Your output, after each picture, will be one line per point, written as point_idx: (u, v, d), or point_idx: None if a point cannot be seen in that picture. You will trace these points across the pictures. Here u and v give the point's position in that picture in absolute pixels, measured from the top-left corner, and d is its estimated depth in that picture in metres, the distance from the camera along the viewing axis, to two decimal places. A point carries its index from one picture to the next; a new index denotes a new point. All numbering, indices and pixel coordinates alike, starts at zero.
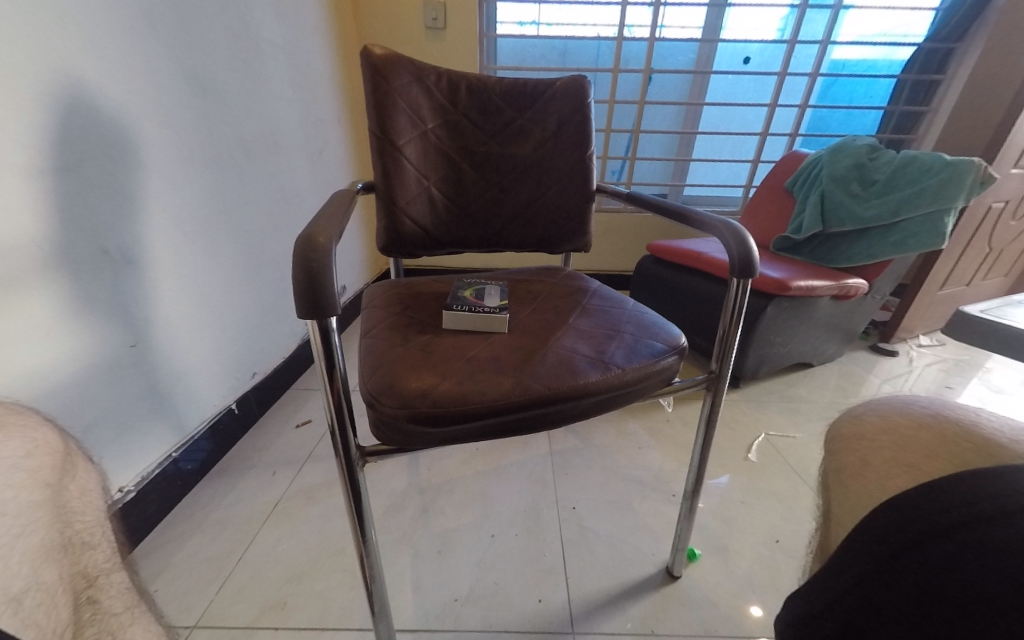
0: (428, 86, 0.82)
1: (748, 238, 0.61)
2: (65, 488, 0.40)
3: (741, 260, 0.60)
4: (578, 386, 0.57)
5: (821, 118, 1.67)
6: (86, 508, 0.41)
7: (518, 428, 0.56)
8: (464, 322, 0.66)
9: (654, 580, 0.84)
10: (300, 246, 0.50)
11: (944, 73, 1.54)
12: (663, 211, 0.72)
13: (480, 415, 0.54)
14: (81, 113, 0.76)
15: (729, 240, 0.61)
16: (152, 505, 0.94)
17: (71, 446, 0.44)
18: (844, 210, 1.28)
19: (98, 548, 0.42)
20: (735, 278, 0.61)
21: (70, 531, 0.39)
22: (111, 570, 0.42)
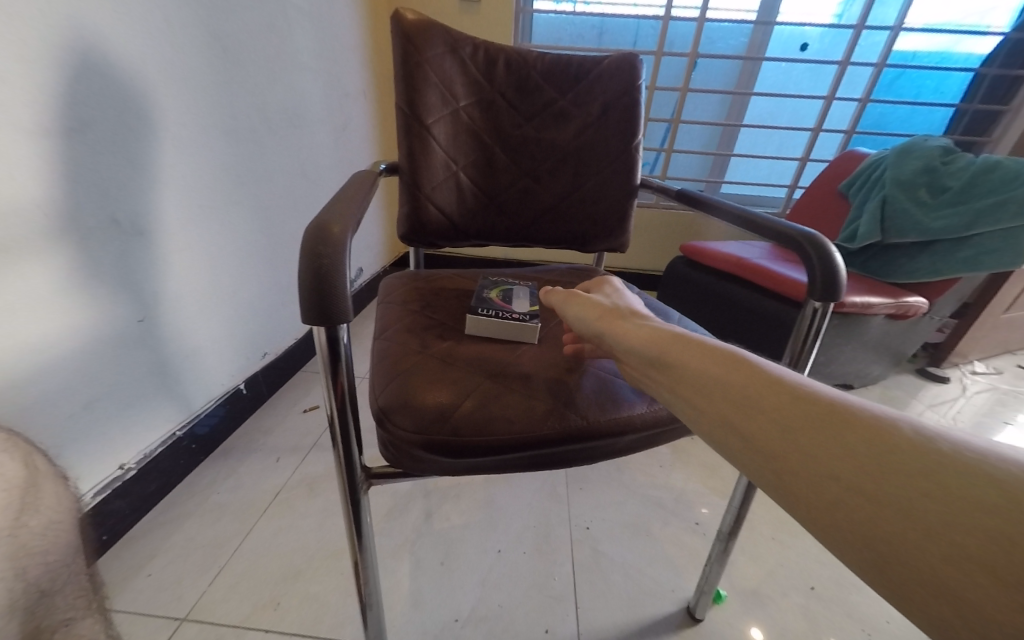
0: (463, 58, 0.74)
1: (834, 253, 0.54)
2: (24, 529, 0.38)
3: (824, 281, 0.54)
4: (619, 420, 0.50)
5: (882, 114, 1.54)
6: (54, 546, 0.40)
7: (551, 462, 0.50)
8: (489, 330, 0.59)
9: (673, 619, 0.78)
10: (311, 237, 0.44)
11: None
12: (722, 218, 0.66)
13: (510, 447, 0.48)
14: (95, 71, 0.71)
15: (812, 258, 0.54)
16: (153, 484, 0.90)
17: (38, 469, 0.41)
18: (906, 218, 1.18)
19: (63, 595, 0.41)
20: (816, 300, 0.55)
21: (23, 586, 0.37)
22: (74, 618, 0.42)
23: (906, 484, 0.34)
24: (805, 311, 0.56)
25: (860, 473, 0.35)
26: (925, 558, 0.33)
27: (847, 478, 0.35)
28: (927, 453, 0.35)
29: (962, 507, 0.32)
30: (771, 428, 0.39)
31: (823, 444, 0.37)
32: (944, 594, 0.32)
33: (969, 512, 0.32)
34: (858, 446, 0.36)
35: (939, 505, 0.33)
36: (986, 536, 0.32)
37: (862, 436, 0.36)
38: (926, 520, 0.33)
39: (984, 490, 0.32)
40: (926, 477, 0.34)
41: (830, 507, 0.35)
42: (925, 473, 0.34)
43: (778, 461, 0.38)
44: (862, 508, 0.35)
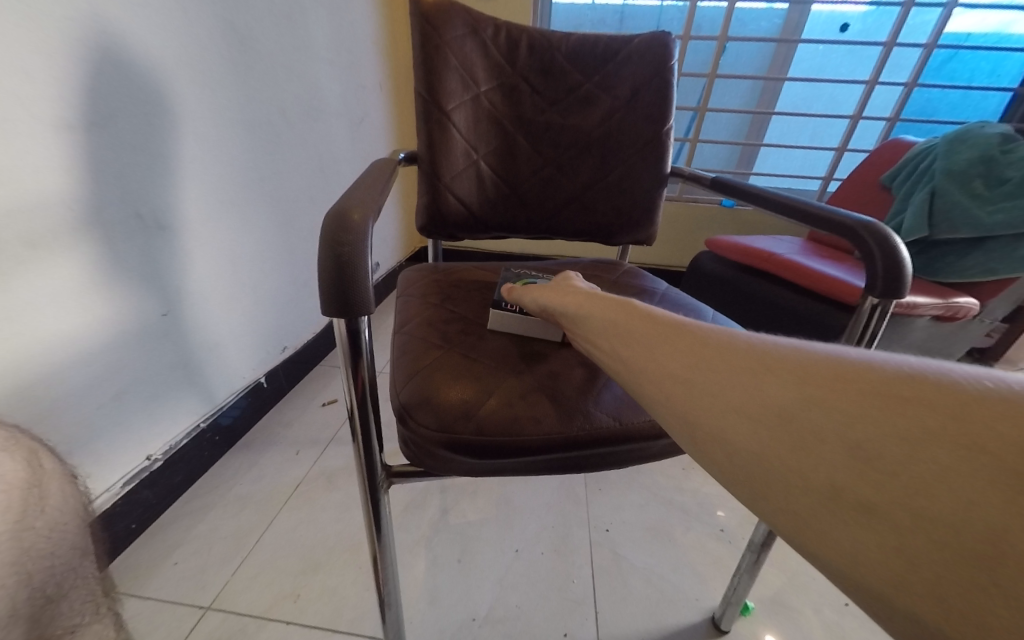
0: (483, 41, 0.72)
1: (900, 246, 0.50)
2: (35, 532, 0.36)
3: (886, 275, 0.50)
4: (655, 424, 0.48)
5: (930, 100, 1.45)
6: (61, 549, 0.38)
7: (578, 465, 0.48)
8: (512, 327, 0.57)
9: (698, 629, 0.75)
10: (331, 226, 0.41)
11: None
12: (767, 207, 0.62)
13: (536, 449, 0.46)
14: (116, 63, 0.71)
15: (874, 251, 0.51)
16: (179, 474, 0.91)
17: (44, 467, 0.39)
18: (959, 212, 1.11)
19: (69, 600, 0.39)
20: (876, 297, 0.52)
21: (32, 594, 0.36)
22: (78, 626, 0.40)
23: (799, 406, 0.34)
24: (863, 307, 0.53)
25: (757, 405, 0.35)
26: (829, 477, 0.31)
27: (748, 412, 0.35)
28: (815, 373, 0.34)
29: (850, 417, 0.32)
30: (674, 374, 0.39)
31: (722, 383, 0.37)
32: (855, 514, 0.30)
33: (859, 418, 0.32)
34: (752, 378, 0.36)
35: (831, 417, 0.32)
36: (882, 442, 0.31)
37: (752, 367, 0.36)
38: (825, 441, 0.32)
39: (869, 395, 0.32)
40: (815, 395, 0.33)
41: (734, 449, 0.35)
42: (815, 390, 0.34)
43: (684, 409, 0.37)
44: (765, 441, 0.34)
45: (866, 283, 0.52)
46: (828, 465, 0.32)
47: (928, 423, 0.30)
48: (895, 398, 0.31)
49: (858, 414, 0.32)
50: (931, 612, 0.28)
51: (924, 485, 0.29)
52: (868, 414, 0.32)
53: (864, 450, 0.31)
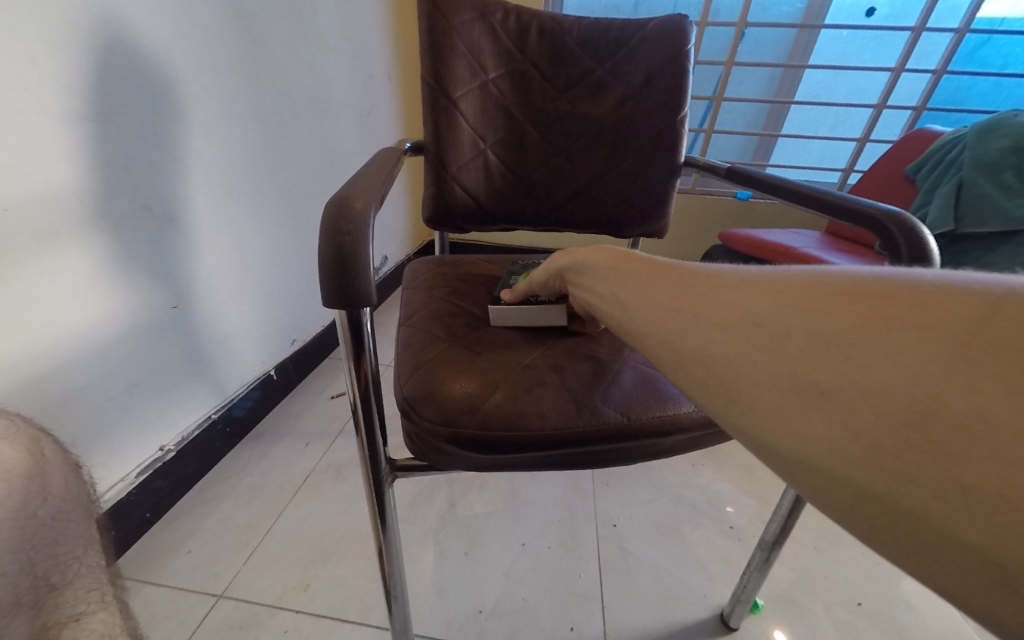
0: (492, 26, 0.71)
1: (926, 235, 0.49)
2: (32, 519, 0.36)
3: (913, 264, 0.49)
4: (665, 420, 0.47)
5: (958, 87, 1.40)
6: (62, 538, 0.38)
7: (585, 460, 0.47)
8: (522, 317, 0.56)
9: (706, 626, 0.74)
10: (331, 213, 0.41)
11: None
12: (782, 197, 0.60)
13: (540, 443, 0.45)
14: (124, 54, 0.71)
15: (897, 240, 0.49)
16: (191, 464, 0.92)
17: (44, 454, 0.39)
18: (987, 204, 1.06)
19: (72, 588, 0.39)
20: None
21: (30, 581, 0.36)
22: (83, 614, 0.40)
23: (766, 311, 0.32)
24: None
25: (726, 315, 0.34)
26: (787, 367, 0.30)
27: (716, 322, 0.34)
28: (786, 283, 0.33)
29: (813, 312, 0.30)
30: (654, 302, 0.38)
31: (695, 302, 0.36)
32: (810, 398, 0.28)
33: (822, 312, 0.30)
34: (724, 295, 0.35)
35: (796, 316, 0.31)
36: (841, 329, 0.29)
37: (727, 286, 0.35)
38: (787, 337, 0.30)
39: (836, 292, 0.30)
40: (783, 300, 0.32)
41: (699, 357, 0.33)
42: (784, 295, 0.32)
43: (659, 329, 0.37)
44: (729, 345, 0.32)
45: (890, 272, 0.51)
46: (787, 359, 0.30)
47: (892, 309, 0.28)
48: (861, 292, 0.29)
49: (823, 309, 0.30)
50: (883, 489, 0.25)
51: (879, 362, 0.27)
52: (829, 307, 0.30)
53: (824, 339, 0.29)
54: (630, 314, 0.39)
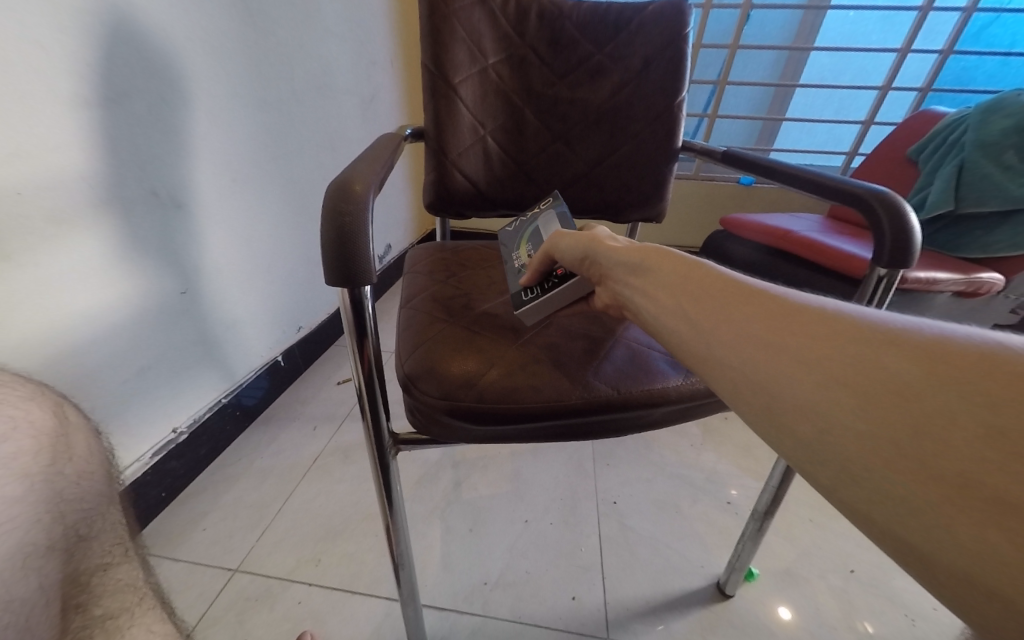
0: (492, 11, 0.71)
1: (908, 214, 0.50)
2: (59, 476, 0.38)
3: (894, 245, 0.50)
4: (653, 393, 0.49)
5: (964, 68, 1.38)
6: (87, 495, 0.39)
7: (577, 433, 0.49)
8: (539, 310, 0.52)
9: (703, 594, 0.77)
10: (332, 196, 0.43)
11: None
12: (776, 179, 0.61)
13: (534, 416, 0.47)
14: (129, 39, 0.72)
15: (879, 217, 0.50)
16: (204, 446, 0.95)
17: (69, 417, 0.42)
18: (988, 185, 1.07)
19: (98, 541, 0.40)
20: (882, 267, 0.51)
21: (62, 528, 0.37)
22: (111, 565, 0.40)
23: (884, 368, 0.29)
24: (870, 277, 0.53)
25: (832, 363, 0.30)
26: (909, 440, 0.27)
27: (819, 370, 0.31)
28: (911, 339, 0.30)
29: (941, 383, 0.28)
30: (739, 332, 0.34)
31: (794, 342, 0.32)
32: (943, 484, 0.26)
33: (952, 385, 0.27)
34: (829, 338, 0.31)
35: (922, 382, 0.28)
36: (978, 410, 0.26)
37: (831, 326, 0.32)
38: (909, 405, 0.28)
39: (967, 365, 0.28)
40: (904, 361, 0.29)
41: (798, 407, 0.31)
42: (903, 354, 0.29)
43: (747, 365, 0.33)
44: (837, 401, 0.30)
45: (874, 252, 0.51)
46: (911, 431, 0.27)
47: None
48: (997, 368, 0.27)
49: (954, 383, 0.27)
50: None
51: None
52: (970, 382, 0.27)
53: (958, 418, 0.27)
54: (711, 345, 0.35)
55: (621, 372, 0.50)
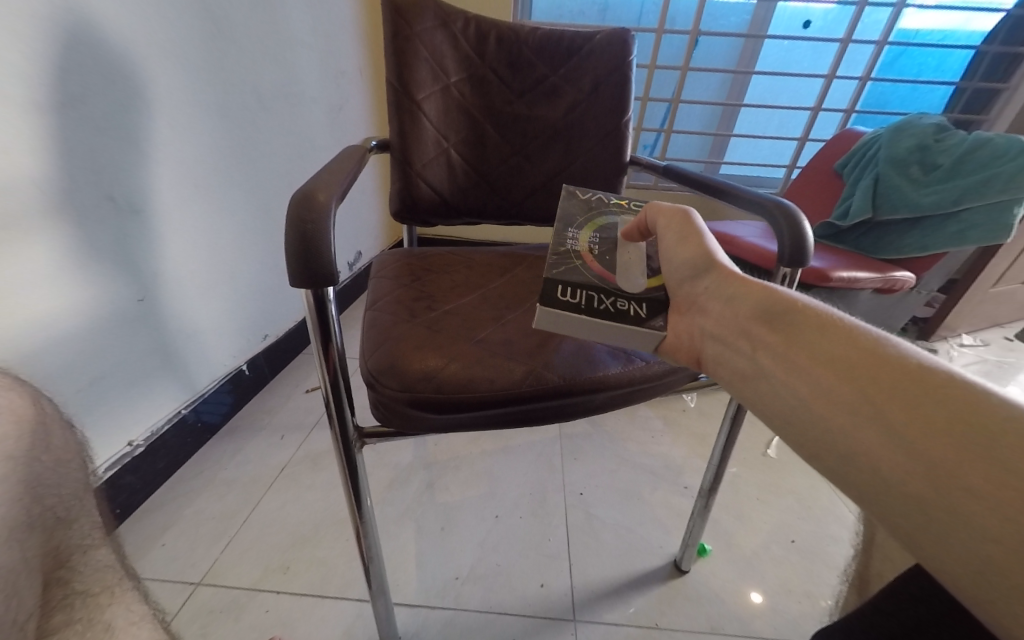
0: (454, 34, 0.75)
1: (802, 222, 0.57)
2: (37, 461, 0.38)
3: (792, 249, 0.56)
4: (594, 379, 0.54)
5: (882, 93, 1.57)
6: (64, 480, 0.39)
7: (527, 418, 0.53)
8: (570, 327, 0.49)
9: (661, 572, 0.82)
10: (295, 205, 0.45)
11: (1006, 83, 1.49)
12: (703, 191, 0.68)
13: (487, 404, 0.51)
14: (85, 45, 0.72)
15: (780, 224, 0.57)
16: (162, 460, 0.94)
17: (47, 409, 0.42)
18: (898, 195, 1.21)
19: (78, 524, 0.40)
20: (784, 267, 0.58)
21: (40, 508, 0.37)
22: (90, 547, 0.40)
23: (926, 415, 0.35)
24: (776, 276, 0.59)
25: (883, 403, 0.36)
26: (917, 471, 0.34)
27: (869, 406, 0.37)
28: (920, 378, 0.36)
29: (943, 419, 0.34)
30: (808, 367, 0.40)
31: (853, 381, 0.38)
32: (946, 514, 0.32)
33: (968, 439, 0.33)
34: (885, 382, 0.37)
35: (953, 435, 0.34)
36: (947, 441, 0.34)
37: (891, 372, 0.37)
38: (936, 449, 0.34)
39: (1002, 430, 0.33)
40: (946, 413, 0.34)
41: (841, 432, 0.37)
42: (906, 394, 0.36)
43: (808, 393, 0.40)
44: (879, 434, 0.36)
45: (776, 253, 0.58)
46: (935, 473, 0.33)
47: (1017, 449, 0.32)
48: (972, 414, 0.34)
49: (982, 440, 0.33)
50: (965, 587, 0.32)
51: (1022, 510, 0.30)
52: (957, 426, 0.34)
53: (978, 469, 0.32)
54: (781, 378, 0.42)
55: (570, 363, 0.54)
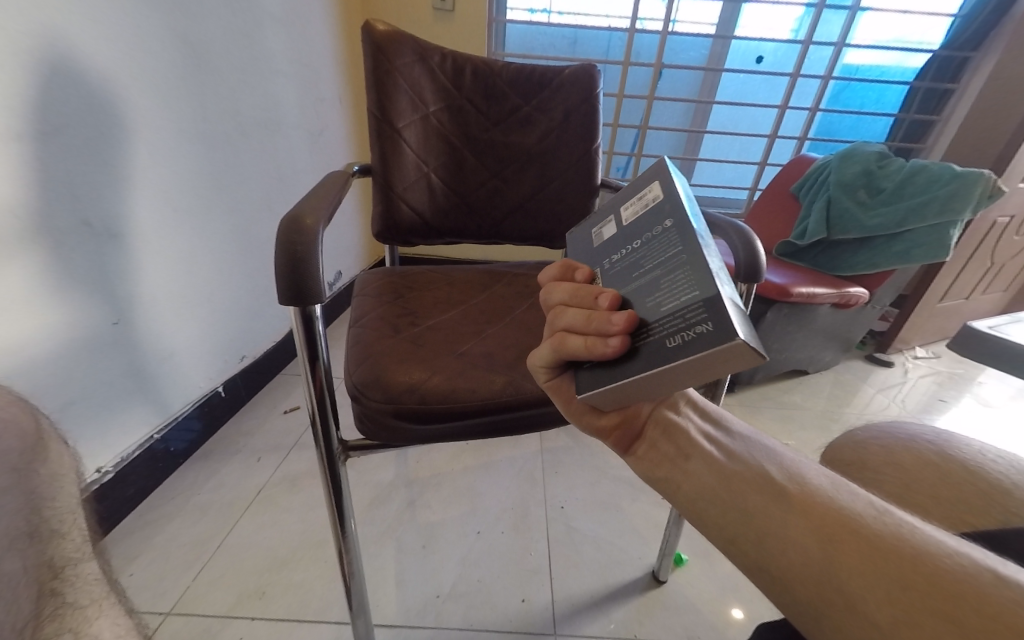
0: (431, 67, 0.79)
1: (755, 241, 0.61)
2: (34, 473, 0.38)
3: (746, 266, 0.60)
4: None
5: (831, 122, 1.69)
6: (59, 494, 0.39)
7: (507, 427, 0.56)
8: (654, 357, 0.36)
9: (639, 583, 0.84)
10: (285, 228, 0.47)
11: (939, 115, 1.63)
12: None
13: (468, 413, 0.53)
14: (66, 76, 0.73)
15: (735, 242, 0.61)
16: (132, 486, 0.92)
17: (46, 424, 0.42)
18: (849, 217, 1.29)
19: (70, 536, 0.39)
20: (741, 282, 0.62)
21: (38, 517, 0.37)
22: (81, 560, 0.40)
23: (818, 503, 0.38)
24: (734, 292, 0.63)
25: (786, 490, 0.39)
26: (810, 547, 0.36)
27: (774, 491, 0.40)
28: (811, 476, 0.41)
29: (831, 507, 0.38)
30: (726, 457, 0.43)
31: (762, 470, 0.41)
32: (834, 594, 0.34)
33: (851, 524, 0.36)
34: (789, 475, 0.41)
35: (839, 522, 0.36)
36: (835, 524, 0.36)
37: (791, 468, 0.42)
38: (827, 531, 0.36)
39: (876, 521, 0.36)
40: (835, 504, 0.38)
41: (750, 513, 0.39)
42: (802, 486, 0.40)
43: (722, 476, 0.42)
44: (782, 513, 0.38)
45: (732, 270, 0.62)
46: (825, 551, 0.35)
47: (886, 533, 0.35)
48: (853, 507, 0.38)
49: (860, 526, 0.36)
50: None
51: (896, 593, 0.33)
52: (840, 512, 0.37)
53: (860, 553, 0.35)
54: (705, 460, 0.43)
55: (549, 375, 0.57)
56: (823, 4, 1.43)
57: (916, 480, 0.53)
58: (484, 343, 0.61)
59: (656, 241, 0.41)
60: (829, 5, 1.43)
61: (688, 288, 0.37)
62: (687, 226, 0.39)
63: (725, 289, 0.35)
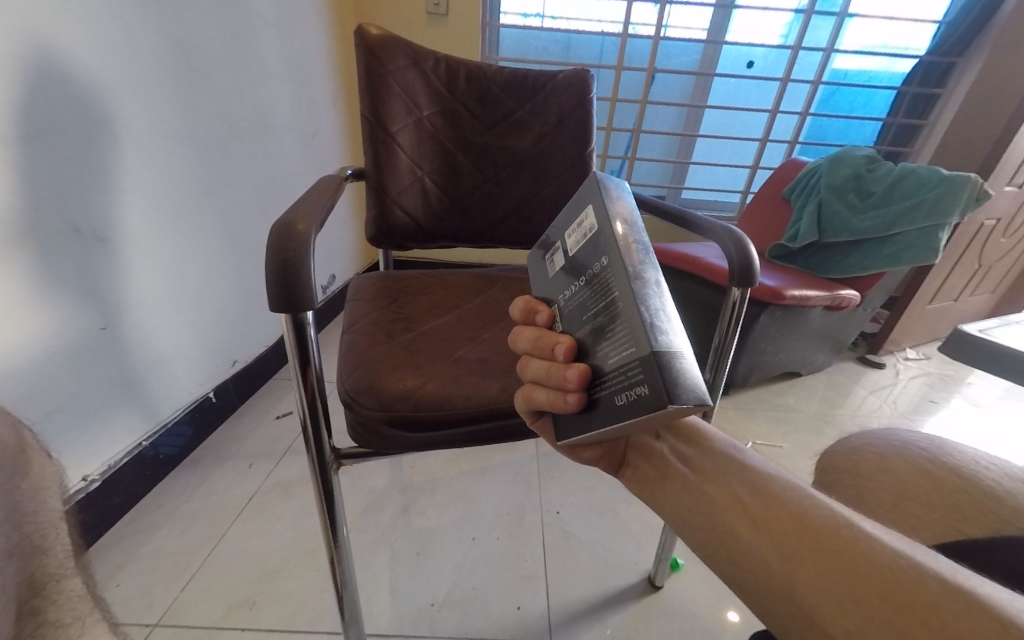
0: (425, 71, 0.79)
1: (749, 245, 0.61)
2: (14, 487, 0.36)
3: (740, 270, 0.60)
4: None
5: (820, 126, 1.71)
6: (41, 508, 0.38)
7: (501, 434, 0.55)
8: (609, 414, 0.36)
9: (636, 588, 0.84)
10: (277, 233, 0.47)
11: (926, 119, 1.65)
12: (657, 212, 0.72)
13: (461, 421, 0.53)
14: (53, 78, 0.72)
15: (728, 246, 0.61)
16: (119, 495, 0.90)
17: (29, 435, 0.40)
18: (838, 221, 1.30)
19: (54, 552, 0.38)
20: (735, 285, 0.62)
21: (19, 534, 0.36)
22: (65, 575, 0.38)
23: (784, 517, 0.38)
24: (728, 296, 0.63)
25: (753, 504, 0.40)
26: (775, 564, 0.37)
27: (743, 506, 0.40)
28: (779, 486, 0.41)
29: (794, 520, 0.38)
30: (699, 472, 0.43)
31: (732, 484, 0.42)
32: (799, 611, 0.35)
33: (814, 537, 0.37)
34: (757, 489, 0.41)
35: (802, 536, 0.37)
36: (798, 538, 0.37)
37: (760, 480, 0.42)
38: (793, 548, 0.37)
39: (839, 533, 0.37)
40: (798, 517, 0.38)
41: (720, 529, 0.40)
42: (768, 499, 0.40)
43: (695, 493, 0.42)
44: (751, 531, 0.38)
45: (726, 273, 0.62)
46: (789, 566, 0.36)
47: (847, 545, 0.36)
48: (817, 518, 0.38)
49: (822, 539, 0.36)
50: None
51: (856, 607, 0.33)
52: (805, 524, 0.38)
53: (823, 569, 0.35)
54: (681, 480, 0.43)
55: None
56: (812, 10, 1.45)
57: (909, 486, 0.53)
58: (479, 348, 0.60)
59: (597, 282, 0.39)
60: (818, 11, 1.45)
61: (626, 342, 0.35)
62: (621, 264, 0.37)
63: (661, 341, 0.34)
